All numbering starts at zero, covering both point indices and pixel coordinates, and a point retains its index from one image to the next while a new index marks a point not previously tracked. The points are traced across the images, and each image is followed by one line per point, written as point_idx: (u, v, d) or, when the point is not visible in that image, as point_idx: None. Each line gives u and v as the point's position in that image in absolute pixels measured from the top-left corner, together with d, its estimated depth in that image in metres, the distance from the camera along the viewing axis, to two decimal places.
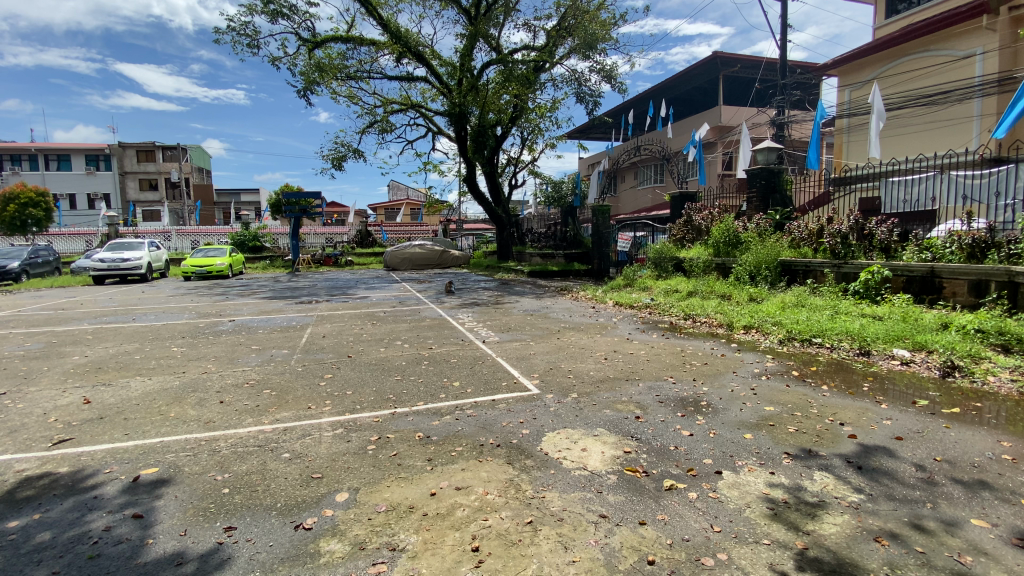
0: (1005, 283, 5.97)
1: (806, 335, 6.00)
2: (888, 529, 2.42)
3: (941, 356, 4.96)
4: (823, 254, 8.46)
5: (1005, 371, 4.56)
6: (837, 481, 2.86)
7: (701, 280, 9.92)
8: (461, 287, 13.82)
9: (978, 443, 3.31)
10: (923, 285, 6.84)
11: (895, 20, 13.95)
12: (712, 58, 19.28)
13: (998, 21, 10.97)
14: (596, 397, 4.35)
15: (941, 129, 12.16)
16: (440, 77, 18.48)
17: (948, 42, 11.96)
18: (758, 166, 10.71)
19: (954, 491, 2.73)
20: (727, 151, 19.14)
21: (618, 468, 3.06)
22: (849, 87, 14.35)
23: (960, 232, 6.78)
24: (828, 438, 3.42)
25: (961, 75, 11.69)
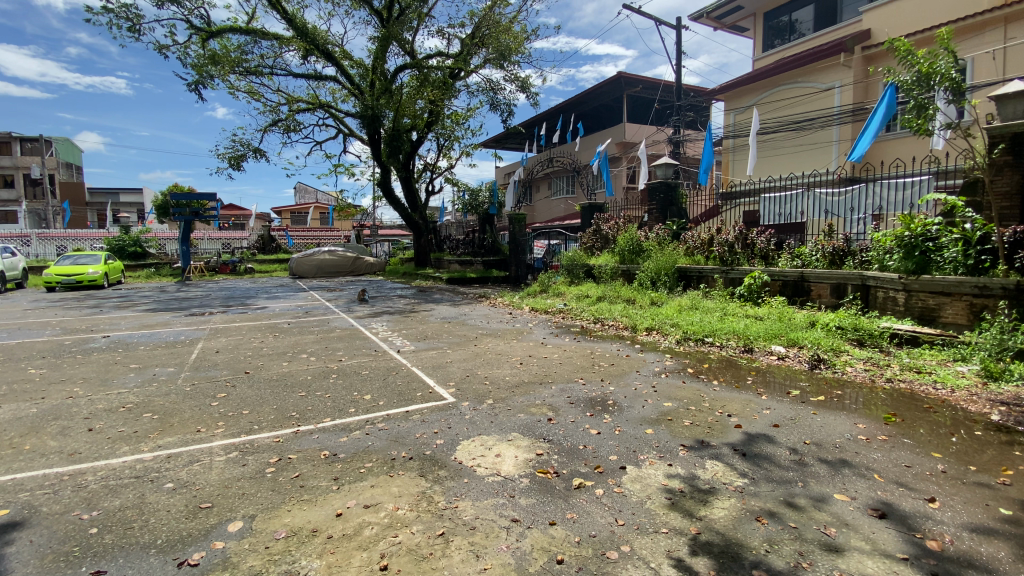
0: (858, 286, 6.90)
1: (699, 335, 6.54)
2: (767, 508, 2.69)
3: (809, 351, 5.62)
4: (713, 261, 9.29)
5: (859, 362, 5.30)
6: (725, 468, 3.14)
7: (609, 286, 10.45)
8: (375, 295, 13.35)
9: (839, 426, 3.81)
10: (795, 288, 7.75)
11: (771, 53, 15.74)
12: (618, 77, 20.52)
13: (853, 59, 12.75)
14: (511, 401, 4.40)
15: (808, 151, 13.88)
16: (350, 78, 17.82)
17: (813, 76, 13.68)
18: (657, 180, 11.54)
19: (821, 469, 3.11)
20: (632, 166, 20.41)
21: (530, 470, 3.12)
22: (734, 111, 15.88)
23: (823, 242, 7.74)
24: (718, 429, 3.75)
25: (823, 105, 13.44)
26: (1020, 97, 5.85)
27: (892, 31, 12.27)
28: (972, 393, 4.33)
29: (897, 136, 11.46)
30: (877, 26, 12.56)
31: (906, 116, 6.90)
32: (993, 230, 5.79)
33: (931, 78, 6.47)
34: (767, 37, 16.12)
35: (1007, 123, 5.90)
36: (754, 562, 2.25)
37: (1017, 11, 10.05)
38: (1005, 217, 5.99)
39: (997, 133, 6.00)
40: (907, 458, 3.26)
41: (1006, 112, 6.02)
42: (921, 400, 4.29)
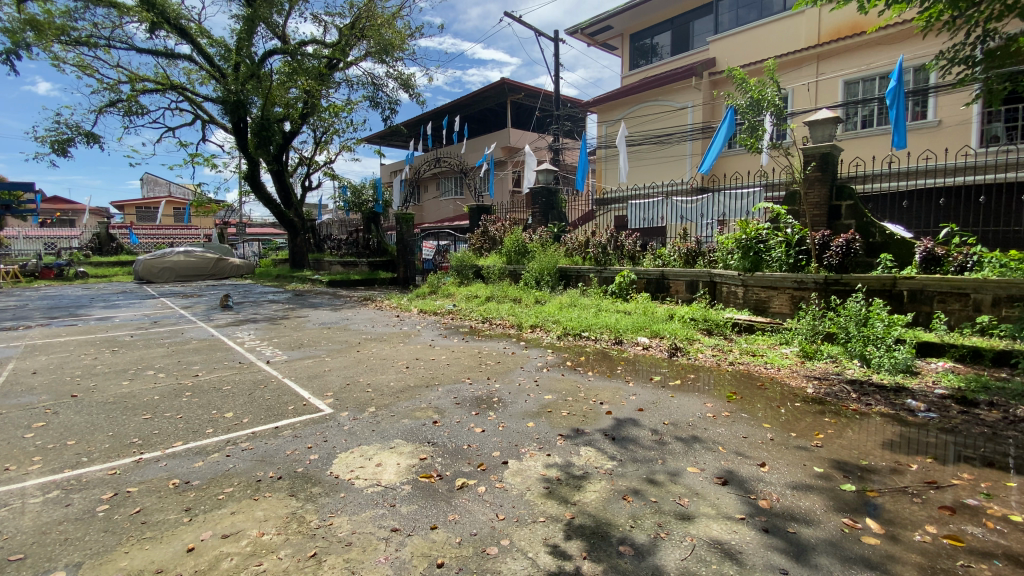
0: (706, 282, 7.88)
1: (577, 330, 6.96)
2: (633, 486, 2.95)
3: (669, 340, 6.28)
4: (590, 261, 9.95)
5: (708, 349, 6.04)
6: (597, 453, 3.37)
7: (497, 286, 10.67)
8: (243, 301, 12.10)
9: (693, 406, 4.31)
10: (657, 285, 8.58)
11: (637, 72, 17.22)
12: (501, 83, 20.99)
13: (702, 83, 14.47)
14: (394, 407, 4.28)
15: (668, 163, 15.47)
16: (209, 58, 15.95)
17: (670, 95, 15.27)
18: (539, 184, 12.00)
19: (676, 446, 3.49)
20: (516, 169, 21.03)
21: (412, 476, 3.05)
22: (606, 123, 17.10)
23: (679, 244, 8.69)
24: (592, 417, 4.02)
25: (679, 122, 15.08)
26: (825, 124, 7.10)
27: (733, 60, 14.14)
28: (793, 370, 5.19)
29: (736, 152, 13.26)
30: (722, 55, 14.40)
31: (742, 136, 8.00)
32: (807, 234, 6.97)
33: (761, 103, 7.57)
34: (634, 57, 17.62)
35: (817, 145, 7.13)
36: (621, 538, 2.45)
37: (825, 52, 12.15)
38: (816, 224, 7.24)
39: (809, 152, 7.22)
40: (745, 430, 3.79)
41: (816, 135, 7.26)
42: (756, 379, 5.04)
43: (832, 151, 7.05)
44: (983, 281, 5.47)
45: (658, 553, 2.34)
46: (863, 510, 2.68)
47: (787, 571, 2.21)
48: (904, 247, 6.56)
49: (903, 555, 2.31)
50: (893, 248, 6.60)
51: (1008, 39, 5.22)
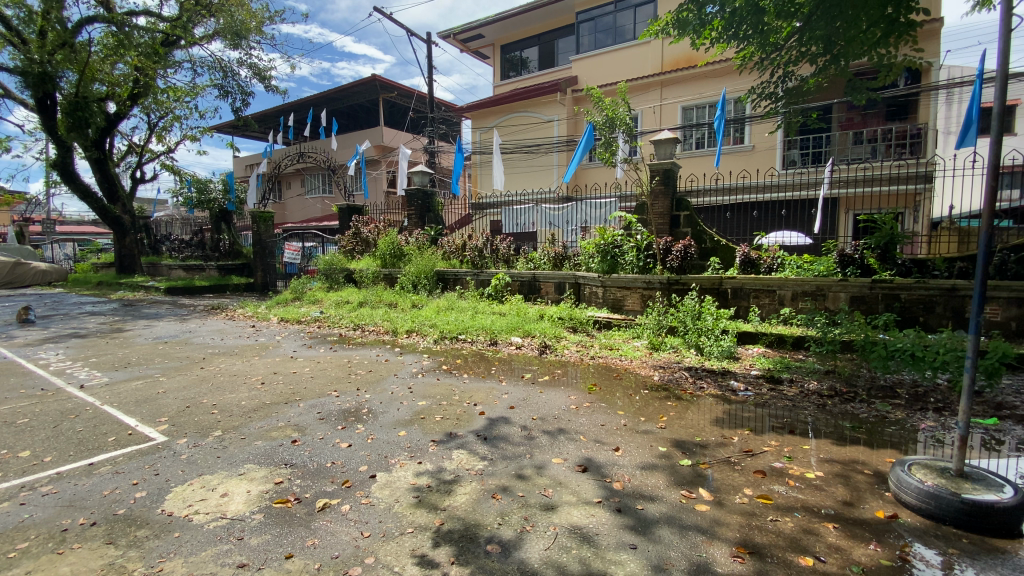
0: (572, 283, 8.43)
1: (454, 333, 6.97)
2: (502, 484, 3.02)
3: (539, 339, 6.59)
4: (467, 265, 10.04)
5: (574, 345, 6.45)
6: (469, 455, 3.40)
7: (370, 290, 10.23)
8: (50, 314, 9.96)
9: (559, 399, 4.57)
10: (529, 287, 8.94)
11: (508, 82, 17.78)
12: (372, 80, 20.23)
13: (566, 98, 15.46)
14: (245, 429, 3.86)
15: (539, 171, 16.26)
16: (4, 21, 12.89)
17: (538, 108, 16.05)
18: (414, 186, 11.78)
19: (543, 440, 3.66)
20: (390, 170, 20.42)
21: (265, 503, 2.78)
22: (478, 129, 17.36)
23: (549, 248, 9.16)
24: (465, 419, 4.05)
25: (546, 133, 15.90)
26: (667, 143, 8.04)
27: (593, 80, 15.32)
28: (643, 361, 5.79)
29: (595, 165, 14.40)
30: (583, 74, 15.53)
31: (600, 150, 8.72)
32: (653, 240, 7.79)
33: (615, 121, 8.32)
34: (505, 67, 18.19)
35: (660, 161, 8.04)
36: (488, 538, 2.50)
37: (668, 80, 13.73)
38: (661, 231, 8.15)
39: (655, 167, 8.11)
40: (603, 418, 4.12)
41: (660, 153, 8.17)
42: (614, 370, 5.53)
43: (672, 168, 7.99)
44: (783, 279, 6.65)
45: (524, 546, 2.43)
46: (697, 482, 3.07)
47: (636, 546, 2.45)
48: (728, 251, 7.70)
49: (726, 518, 2.70)
50: (720, 252, 7.72)
51: (798, 83, 6.38)
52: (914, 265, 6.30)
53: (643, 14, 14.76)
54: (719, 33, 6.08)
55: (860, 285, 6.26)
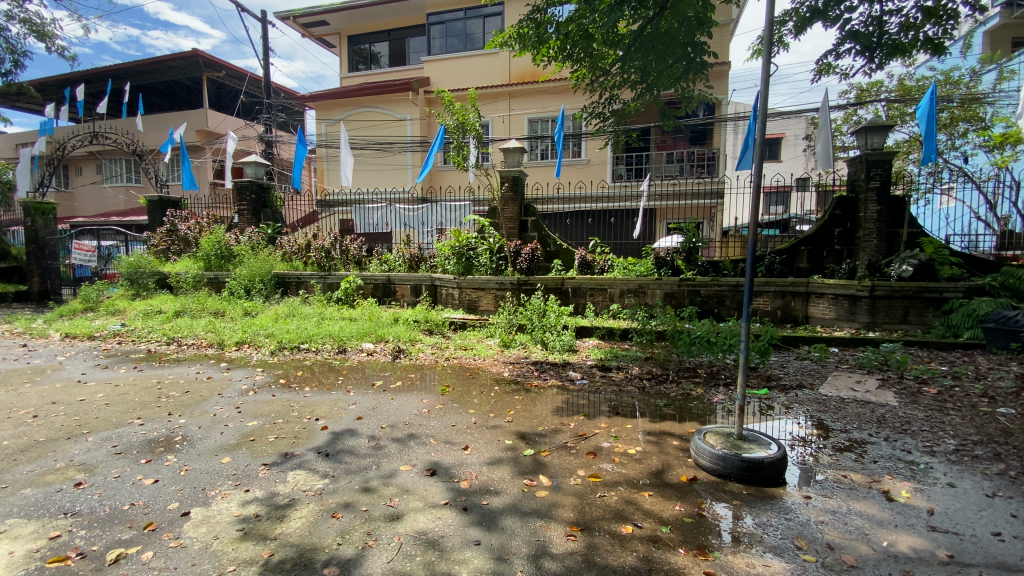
0: (427, 285, 8.38)
1: (294, 343, 6.40)
2: (343, 501, 2.86)
3: (392, 344, 6.41)
4: (311, 266, 9.34)
5: (428, 348, 6.40)
6: (308, 474, 3.16)
7: (190, 297, 8.89)
8: None
9: (410, 405, 4.49)
10: (383, 290, 8.64)
11: (356, 75, 16.92)
12: (193, 55, 17.72)
13: (418, 98, 15.31)
14: (6, 476, 3.06)
15: (391, 171, 15.81)
16: None
17: (389, 105, 15.58)
18: (246, 179, 10.51)
19: (391, 448, 3.56)
20: (218, 159, 18.00)
21: (31, 567, 2.23)
22: (323, 121, 16.18)
23: (403, 249, 8.96)
24: (304, 436, 3.74)
25: (399, 132, 15.54)
26: (515, 152, 8.45)
27: (445, 83, 15.42)
28: (495, 359, 5.99)
29: (447, 168, 14.50)
30: (435, 76, 15.53)
31: (451, 153, 8.81)
32: (504, 243, 8.11)
33: (465, 127, 8.49)
34: (353, 59, 17.29)
35: (509, 169, 8.40)
36: (326, 561, 2.34)
37: (515, 91, 14.43)
38: (511, 234, 8.53)
39: (503, 174, 8.45)
40: (454, 419, 4.16)
41: (509, 161, 8.55)
42: (467, 370, 5.62)
43: (519, 175, 8.41)
44: (613, 279, 7.47)
45: (365, 563, 2.32)
46: (539, 470, 3.27)
47: (480, 541, 2.51)
48: (569, 254, 8.36)
49: (563, 499, 2.92)
50: (562, 255, 8.34)
51: (622, 106, 7.21)
52: (710, 266, 7.57)
53: (490, 25, 15.28)
54: (555, 52, 6.57)
55: (671, 283, 7.32)
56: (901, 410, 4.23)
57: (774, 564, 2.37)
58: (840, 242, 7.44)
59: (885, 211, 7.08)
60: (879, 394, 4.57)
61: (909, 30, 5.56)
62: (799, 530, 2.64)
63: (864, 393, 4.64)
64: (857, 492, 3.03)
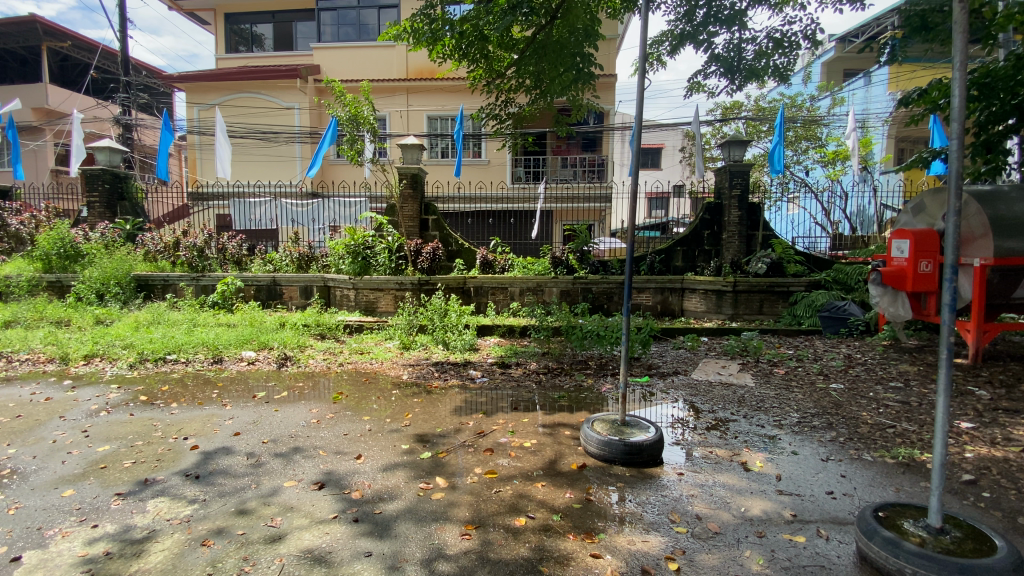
0: (320, 287, 7.91)
1: (159, 354, 5.68)
2: (216, 526, 2.60)
3: (277, 351, 5.94)
4: (180, 267, 8.36)
5: (319, 354, 6.03)
6: (172, 501, 2.82)
7: (22, 304, 7.51)
8: None
9: (296, 415, 4.20)
10: (268, 292, 7.99)
11: (235, 57, 15.44)
12: (26, 20, 15.06)
13: (307, 87, 14.39)
14: None
15: (277, 163, 14.66)
16: None
17: (273, 92, 14.43)
18: (96, 166, 9.10)
19: (273, 464, 3.30)
20: (62, 143, 15.39)
21: None
22: (195, 105, 14.52)
23: (290, 248, 8.38)
24: (169, 458, 3.34)
25: (285, 122, 14.48)
26: (413, 149, 8.28)
27: (337, 73, 14.64)
28: (393, 361, 5.81)
29: (340, 162, 13.81)
30: (326, 65, 14.68)
31: (344, 146, 8.39)
32: (404, 241, 7.91)
33: (359, 120, 8.14)
34: (231, 39, 15.76)
35: (407, 166, 8.20)
36: None
37: (413, 87, 14.14)
38: (410, 233, 8.34)
39: (402, 171, 8.23)
40: (345, 427, 3.97)
41: (407, 157, 8.35)
42: (362, 375, 5.39)
43: (418, 173, 8.25)
44: (513, 278, 7.64)
45: None
46: (435, 472, 3.24)
47: (371, 552, 2.42)
48: (470, 254, 8.39)
49: (459, 499, 2.92)
50: (464, 254, 8.34)
51: (518, 109, 7.36)
52: (601, 265, 8.03)
53: (386, 17, 14.81)
54: (450, 50, 6.54)
55: (566, 282, 7.66)
56: (757, 389, 4.84)
57: (651, 539, 2.58)
58: (709, 242, 8.27)
59: (745, 216, 8.04)
60: (740, 376, 5.19)
61: (761, 57, 6.35)
62: (672, 505, 2.91)
63: (728, 376, 5.24)
64: (721, 466, 3.40)
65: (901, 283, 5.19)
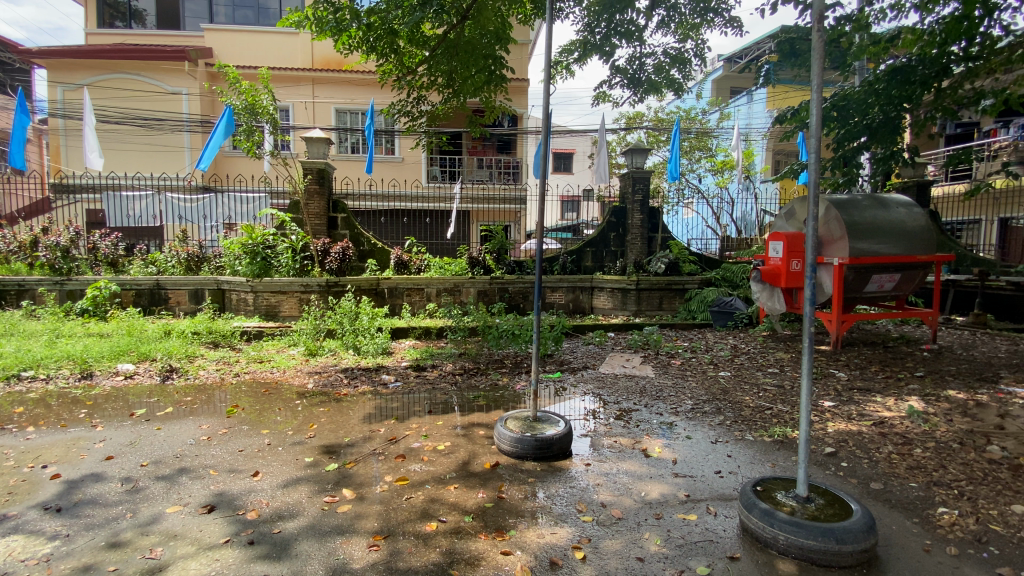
0: (213, 290, 7.25)
1: (11, 371, 4.89)
2: (82, 564, 2.29)
3: (162, 363, 5.35)
4: (39, 269, 7.25)
5: (212, 364, 5.52)
6: (25, 541, 2.44)
7: None
8: None
9: (184, 433, 3.82)
10: (151, 298, 7.18)
11: (108, 33, 13.73)
12: None
13: (197, 71, 13.14)
14: None
15: (161, 154, 13.21)
16: None
17: (156, 74, 13.01)
18: None
19: (154, 489, 2.97)
20: None
21: None
22: (57, 84, 12.68)
23: (177, 248, 7.59)
24: (22, 491, 2.89)
25: (171, 108, 13.11)
26: (318, 143, 7.87)
27: (232, 58, 13.53)
28: (297, 369, 5.47)
29: (236, 154, 12.77)
30: (219, 48, 13.51)
31: (239, 137, 7.78)
32: (309, 241, 7.50)
33: (256, 109, 7.57)
34: (103, 12, 13.99)
35: (312, 160, 7.78)
36: None
37: (318, 78, 13.46)
38: (316, 231, 7.90)
39: (306, 166, 7.77)
40: (242, 442, 3.67)
41: (312, 151, 7.90)
42: (262, 385, 5.01)
43: (325, 168, 7.86)
44: (429, 279, 7.53)
45: None
46: (342, 483, 3.10)
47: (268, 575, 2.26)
48: (383, 254, 8.14)
49: (367, 510, 2.81)
50: (376, 254, 8.07)
51: (430, 108, 7.25)
52: (516, 265, 8.16)
53: (288, 3, 13.96)
54: (357, 41, 6.28)
55: (483, 282, 7.69)
56: (657, 379, 5.20)
57: (560, 531, 2.67)
58: (615, 243, 8.72)
59: (647, 218, 8.59)
60: (642, 368, 5.54)
61: (658, 72, 6.83)
62: (579, 496, 3.02)
63: (632, 368, 5.57)
64: (625, 454, 3.59)
65: (777, 280, 5.83)
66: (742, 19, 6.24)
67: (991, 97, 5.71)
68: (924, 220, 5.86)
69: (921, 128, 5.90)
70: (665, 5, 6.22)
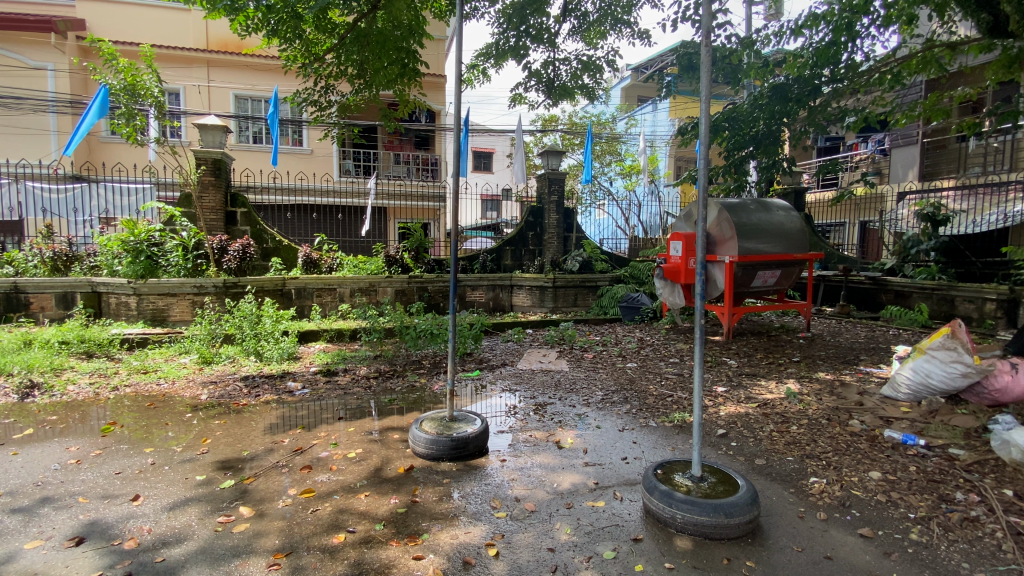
0: (87, 294, 6.43)
1: None
2: None
3: (19, 378, 4.64)
4: None
5: (84, 378, 4.88)
6: None
7: None
8: None
9: (47, 457, 3.35)
10: (7, 303, 6.22)
11: None
12: None
13: (65, 44, 11.55)
14: None
15: (20, 137, 11.45)
16: None
17: (13, 46, 11.28)
18: None
19: (8, 524, 2.58)
20: None
21: None
22: None
23: (40, 245, 6.64)
24: None
25: (32, 85, 11.41)
26: (214, 131, 7.23)
27: (109, 32, 12.04)
28: (188, 380, 4.98)
29: (116, 140, 11.38)
30: (93, 20, 11.97)
31: (117, 121, 6.94)
32: (203, 238, 6.89)
33: (137, 91, 6.79)
34: None
35: (207, 150, 7.14)
36: None
37: (215, 60, 12.38)
38: (212, 227, 7.26)
39: (200, 155, 7.12)
40: (120, 464, 3.29)
41: (206, 140, 7.24)
42: (146, 399, 4.51)
43: (222, 159, 7.25)
44: (342, 278, 7.21)
45: None
46: (240, 500, 2.88)
47: None
48: (290, 252, 7.66)
49: (268, 526, 2.64)
50: (282, 252, 7.58)
51: (341, 99, 6.94)
52: (435, 264, 8.06)
53: None
54: (257, 23, 5.83)
55: (401, 281, 7.52)
56: (571, 373, 5.39)
57: (474, 530, 2.67)
58: (533, 242, 8.89)
59: (562, 218, 8.86)
60: (558, 363, 5.72)
61: (570, 77, 7.05)
62: (494, 493, 3.05)
63: (547, 363, 5.72)
64: (539, 447, 3.68)
65: (677, 276, 6.28)
66: (648, 33, 6.65)
67: (854, 116, 6.49)
68: (799, 223, 6.60)
69: (798, 141, 6.58)
70: (575, 12, 6.44)
